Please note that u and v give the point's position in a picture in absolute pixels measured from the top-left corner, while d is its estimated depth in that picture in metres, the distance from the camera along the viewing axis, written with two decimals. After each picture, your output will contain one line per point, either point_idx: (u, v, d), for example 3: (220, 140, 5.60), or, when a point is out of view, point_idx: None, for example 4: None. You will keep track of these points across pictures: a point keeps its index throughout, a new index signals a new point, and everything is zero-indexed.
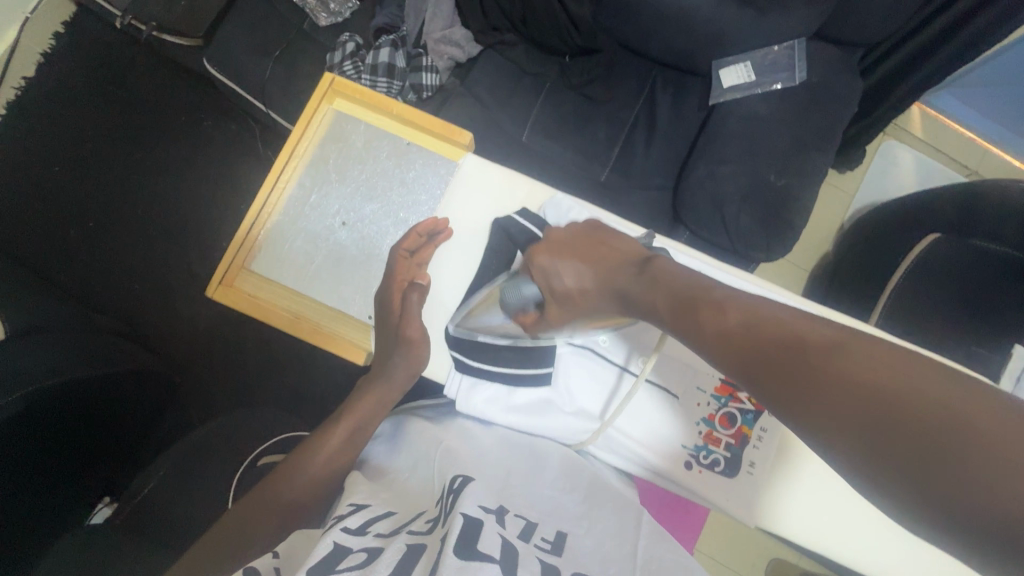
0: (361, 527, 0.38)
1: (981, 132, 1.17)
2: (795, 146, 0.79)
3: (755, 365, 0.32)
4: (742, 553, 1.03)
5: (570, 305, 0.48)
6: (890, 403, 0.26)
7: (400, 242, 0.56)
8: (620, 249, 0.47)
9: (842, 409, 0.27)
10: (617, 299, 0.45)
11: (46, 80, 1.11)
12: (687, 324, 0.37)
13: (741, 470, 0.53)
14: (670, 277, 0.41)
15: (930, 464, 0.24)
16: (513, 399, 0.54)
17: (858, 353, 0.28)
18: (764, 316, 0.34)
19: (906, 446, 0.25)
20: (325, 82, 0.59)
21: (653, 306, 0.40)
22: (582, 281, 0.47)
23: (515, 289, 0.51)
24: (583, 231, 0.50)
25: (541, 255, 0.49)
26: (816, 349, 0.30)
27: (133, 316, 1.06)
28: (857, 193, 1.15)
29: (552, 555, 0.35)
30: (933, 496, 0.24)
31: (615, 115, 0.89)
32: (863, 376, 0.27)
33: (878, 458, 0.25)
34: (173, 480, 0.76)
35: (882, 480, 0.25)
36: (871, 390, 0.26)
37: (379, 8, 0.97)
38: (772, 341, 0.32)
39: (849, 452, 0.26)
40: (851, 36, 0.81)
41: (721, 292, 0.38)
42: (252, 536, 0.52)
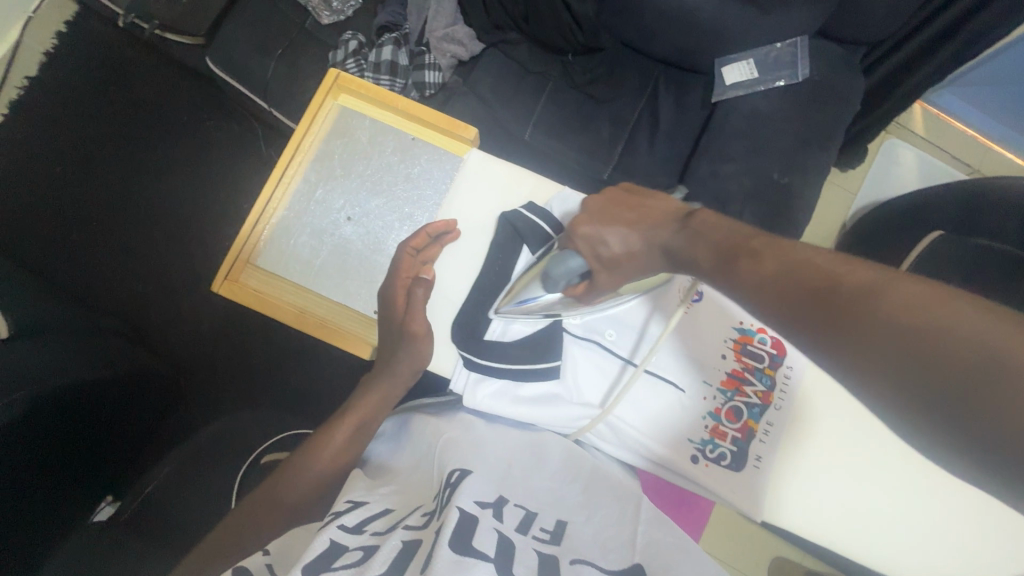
0: (358, 526, 0.38)
1: (983, 130, 1.17)
2: (799, 143, 0.79)
3: (794, 308, 0.33)
4: (746, 551, 1.03)
5: (618, 268, 0.47)
6: (935, 338, 0.27)
7: (409, 239, 0.55)
8: (656, 210, 0.48)
9: (887, 344, 0.28)
10: (666, 258, 0.45)
11: (49, 79, 1.11)
12: (728, 276, 0.38)
13: (748, 464, 0.53)
14: (713, 228, 0.42)
15: (973, 395, 0.25)
16: (520, 391, 0.54)
17: (897, 290, 0.29)
18: (802, 260, 0.34)
19: (950, 378, 0.26)
20: (329, 80, 0.60)
21: (696, 260, 0.42)
22: (629, 244, 0.46)
23: (561, 264, 0.48)
24: (617, 195, 0.50)
25: (583, 226, 0.48)
26: (856, 289, 0.31)
27: (136, 315, 1.06)
28: (859, 191, 1.15)
29: (551, 545, 0.35)
30: (967, 424, 0.25)
31: (618, 112, 0.89)
32: (904, 315, 0.28)
33: (920, 392, 0.27)
34: (174, 481, 0.76)
35: (918, 413, 0.27)
36: (913, 330, 0.27)
37: (382, 7, 0.98)
38: (812, 282, 0.33)
39: (888, 388, 0.28)
40: (854, 34, 0.81)
41: (759, 241, 0.39)
42: (255, 532, 0.52)
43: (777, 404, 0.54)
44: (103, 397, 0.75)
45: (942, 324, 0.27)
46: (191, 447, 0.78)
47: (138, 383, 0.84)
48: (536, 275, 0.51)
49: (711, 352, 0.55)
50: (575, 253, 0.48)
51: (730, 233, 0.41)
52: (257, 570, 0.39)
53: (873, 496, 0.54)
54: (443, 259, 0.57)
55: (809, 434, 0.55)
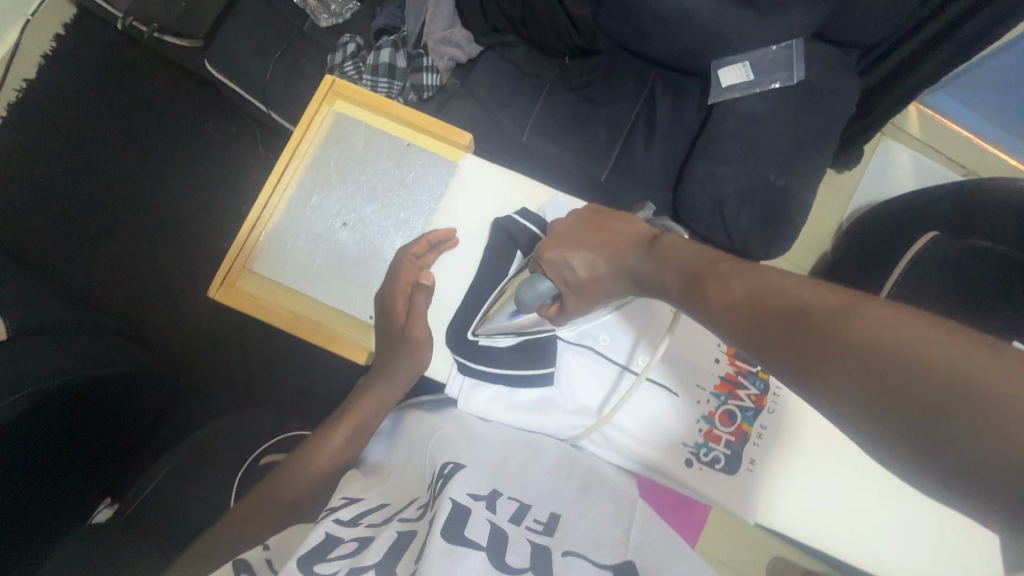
0: (353, 519, 0.39)
1: (981, 132, 1.17)
2: (794, 145, 0.79)
3: (761, 336, 0.32)
4: (743, 553, 1.03)
5: (585, 291, 0.49)
6: (894, 363, 0.25)
7: (408, 245, 0.56)
8: (621, 232, 0.49)
9: (847, 373, 0.27)
10: (630, 282, 0.46)
11: (48, 82, 1.12)
12: (699, 299, 0.38)
13: (742, 467, 0.53)
14: (675, 253, 0.42)
15: (937, 422, 0.24)
16: (515, 398, 0.54)
17: (857, 314, 0.28)
18: (770, 284, 0.34)
19: (912, 406, 0.25)
20: (323, 87, 0.60)
21: (663, 283, 0.42)
22: (594, 268, 0.48)
23: (531, 288, 0.50)
24: (585, 218, 0.51)
25: (550, 250, 0.49)
26: (818, 315, 0.30)
27: (135, 316, 1.07)
28: (856, 192, 1.15)
29: (544, 537, 0.36)
30: (936, 454, 0.24)
31: (614, 114, 0.89)
32: (862, 342, 0.27)
33: (884, 421, 0.26)
34: (172, 482, 0.76)
35: (888, 442, 0.26)
36: (872, 357, 0.26)
37: (380, 10, 0.98)
38: (776, 310, 0.32)
39: (855, 417, 0.27)
40: (849, 37, 0.81)
41: (727, 264, 0.38)
42: (249, 533, 0.52)
43: (770, 407, 0.55)
44: (102, 399, 0.76)
45: (907, 345, 0.26)
46: (192, 445, 0.79)
47: (136, 384, 0.84)
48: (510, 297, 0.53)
49: (705, 358, 0.55)
50: (545, 278, 0.50)
51: (693, 258, 0.41)
52: (256, 563, 0.40)
53: (866, 499, 0.54)
54: (439, 266, 0.57)
55: (802, 438, 0.55)
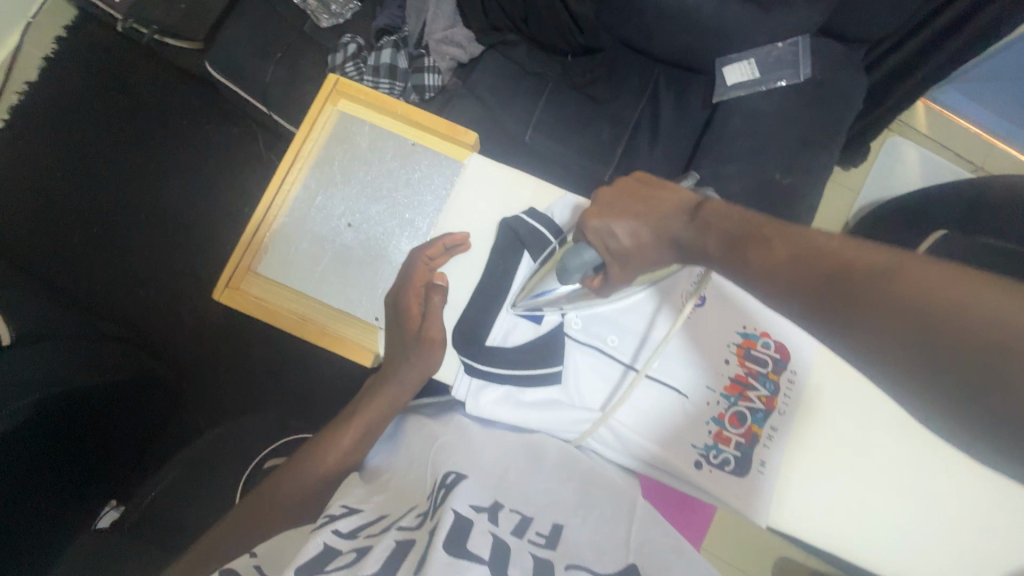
0: (351, 531, 0.38)
1: (988, 128, 1.16)
2: (799, 143, 0.78)
3: (805, 294, 0.33)
4: (752, 553, 1.03)
5: (629, 261, 0.47)
6: (942, 314, 0.27)
7: (423, 247, 0.55)
8: (661, 198, 0.46)
9: (895, 324, 0.28)
10: (674, 250, 0.45)
11: (49, 85, 1.11)
12: (737, 263, 0.38)
13: (752, 469, 0.53)
14: (721, 219, 0.41)
15: (984, 369, 0.26)
16: (523, 396, 0.53)
17: (906, 272, 0.29)
18: (813, 242, 0.34)
19: (959, 355, 0.26)
20: (330, 83, 0.59)
21: (706, 250, 0.41)
22: (638, 236, 0.45)
23: (575, 257, 0.47)
24: (621, 184, 0.49)
25: (593, 217, 0.47)
26: (865, 272, 0.30)
27: (138, 320, 1.06)
28: (862, 190, 1.15)
29: (547, 550, 0.35)
30: (978, 398, 0.26)
31: (618, 113, 0.89)
32: (913, 296, 0.28)
33: (930, 370, 0.27)
34: (175, 488, 0.75)
35: (930, 389, 0.27)
36: (922, 309, 0.27)
37: (381, 10, 0.98)
38: (822, 268, 0.33)
39: (898, 366, 0.28)
40: (855, 33, 0.80)
41: (768, 227, 0.38)
42: (256, 529, 0.53)
43: (780, 409, 0.54)
44: (106, 403, 0.76)
45: (958, 300, 0.27)
46: (195, 450, 0.78)
47: (139, 389, 0.84)
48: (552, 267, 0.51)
49: (714, 357, 0.55)
50: (590, 245, 0.47)
51: (727, 223, 0.40)
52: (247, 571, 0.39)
53: (876, 498, 0.53)
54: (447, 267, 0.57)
55: (811, 438, 0.54)
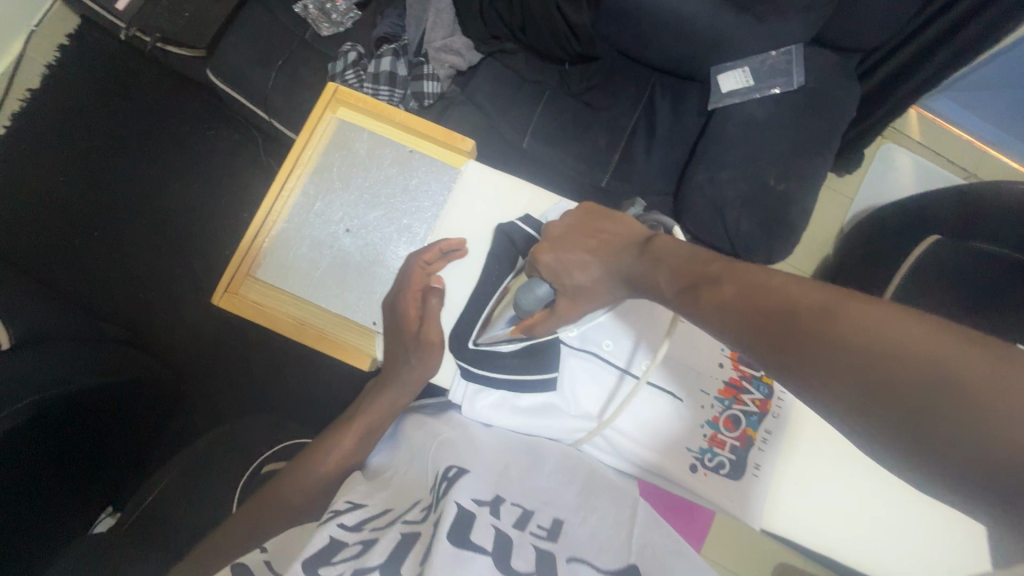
0: (357, 524, 0.39)
1: (982, 135, 1.17)
2: (794, 150, 0.79)
3: (754, 335, 0.33)
4: (749, 558, 1.03)
5: (585, 296, 0.49)
6: (875, 356, 0.27)
7: (420, 252, 0.56)
8: (615, 234, 0.49)
9: (835, 367, 0.28)
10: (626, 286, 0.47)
11: (51, 92, 1.12)
12: (691, 305, 0.39)
13: (746, 473, 0.53)
14: (671, 256, 0.43)
15: (924, 412, 0.25)
16: (519, 401, 0.54)
17: (842, 312, 0.29)
18: (759, 283, 0.34)
19: (896, 397, 0.26)
20: (329, 92, 0.61)
21: (655, 286, 0.43)
22: (591, 272, 0.48)
23: (529, 294, 0.50)
24: (580, 216, 0.52)
25: (545, 254, 0.50)
26: (804, 314, 0.30)
27: (138, 324, 1.07)
28: (857, 196, 1.16)
29: (548, 542, 0.36)
30: (921, 440, 0.25)
31: (614, 120, 0.90)
32: (850, 338, 0.28)
33: (873, 414, 0.26)
34: (179, 488, 0.77)
35: (875, 432, 0.27)
36: (858, 351, 0.27)
37: (380, 19, 1.00)
38: (766, 311, 0.33)
39: (844, 411, 0.28)
40: (847, 42, 0.81)
41: (719, 266, 0.38)
42: (253, 535, 0.52)
43: (774, 412, 0.55)
44: (105, 406, 0.76)
45: (892, 344, 0.26)
46: (196, 454, 0.79)
47: (137, 393, 0.84)
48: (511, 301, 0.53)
49: (707, 361, 0.55)
50: (546, 287, 0.50)
51: (670, 256, 0.43)
52: (257, 567, 0.40)
53: (868, 498, 0.54)
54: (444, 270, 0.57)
55: (804, 439, 0.55)
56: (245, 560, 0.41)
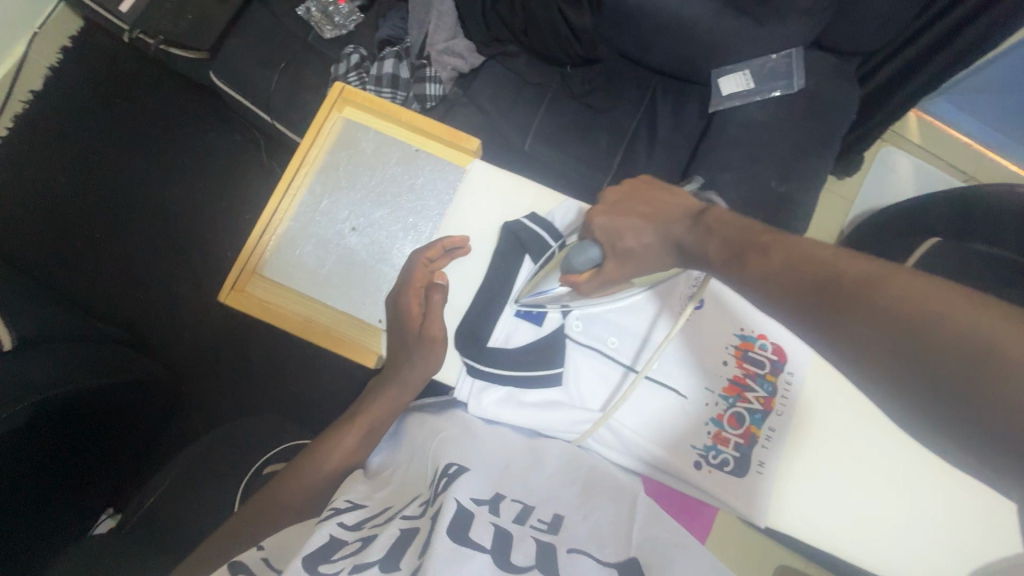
0: (356, 523, 0.39)
1: (981, 139, 1.18)
2: (795, 152, 0.79)
3: (800, 297, 0.34)
4: (750, 558, 1.03)
5: (631, 261, 0.48)
6: (921, 320, 0.29)
7: (422, 249, 0.56)
8: (670, 204, 0.49)
9: (880, 330, 0.30)
10: (677, 253, 0.46)
11: (54, 93, 1.13)
12: (735, 271, 0.40)
13: (750, 470, 0.53)
14: (724, 225, 0.43)
15: (958, 374, 0.27)
16: (525, 397, 0.54)
17: (890, 281, 0.31)
18: (807, 251, 0.36)
19: (935, 360, 0.28)
20: (335, 93, 0.61)
21: (705, 253, 0.43)
22: (643, 236, 0.47)
23: (580, 253, 0.49)
24: (640, 186, 0.51)
25: (599, 217, 0.49)
26: (853, 281, 0.32)
27: (139, 326, 1.07)
28: (856, 199, 1.16)
29: (548, 534, 0.36)
30: (955, 401, 0.27)
31: (617, 122, 0.90)
32: (897, 303, 0.30)
33: (912, 375, 0.29)
34: (175, 492, 0.76)
35: (912, 393, 0.29)
36: (903, 316, 0.29)
37: (383, 22, 1.00)
38: (814, 276, 0.34)
39: (884, 371, 0.30)
40: (847, 45, 0.82)
41: (767, 236, 0.40)
42: (255, 530, 0.52)
43: (778, 410, 0.55)
44: (106, 407, 0.76)
45: (937, 313, 0.28)
46: (195, 454, 0.78)
47: (138, 393, 0.84)
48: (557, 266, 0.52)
49: (713, 358, 0.55)
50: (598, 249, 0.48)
51: (713, 228, 0.43)
52: (256, 564, 0.40)
53: (871, 495, 0.54)
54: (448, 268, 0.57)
55: (808, 437, 0.55)
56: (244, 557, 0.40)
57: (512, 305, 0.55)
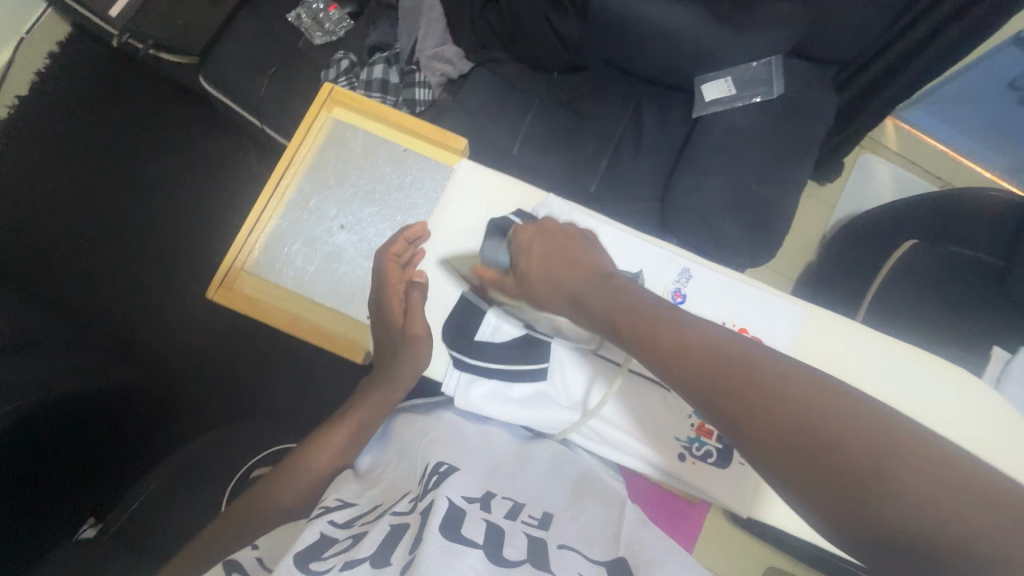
0: (346, 522, 0.41)
1: (956, 146, 1.21)
2: (775, 155, 0.82)
3: (712, 391, 0.36)
4: (739, 562, 1.03)
5: (524, 286, 0.50)
6: (819, 436, 0.32)
7: (387, 247, 0.58)
8: (582, 258, 0.49)
9: (787, 442, 0.32)
10: (569, 299, 0.47)
11: (40, 98, 1.12)
12: (649, 348, 0.40)
13: (733, 461, 0.54)
14: (631, 301, 0.43)
15: (850, 493, 0.30)
16: (511, 392, 0.55)
17: (794, 390, 0.34)
18: (721, 343, 0.38)
19: (831, 477, 0.31)
20: (324, 93, 0.62)
21: (613, 323, 0.43)
22: (541, 266, 0.49)
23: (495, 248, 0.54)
24: (558, 233, 0.51)
25: (524, 234, 0.51)
26: (759, 386, 0.34)
27: (122, 331, 1.06)
28: (837, 205, 1.20)
29: (539, 529, 0.38)
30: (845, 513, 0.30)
31: (603, 127, 0.92)
32: (796, 417, 0.32)
33: (811, 486, 0.31)
34: (160, 493, 0.75)
35: (810, 498, 0.32)
36: (805, 433, 0.32)
37: (373, 28, 1.01)
38: (726, 373, 0.36)
39: (787, 479, 0.32)
40: (825, 53, 0.85)
41: (681, 314, 0.41)
42: (242, 530, 0.51)
43: None
44: (91, 410, 0.75)
45: (833, 428, 0.32)
46: (180, 458, 0.78)
47: (122, 399, 0.83)
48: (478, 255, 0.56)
49: None
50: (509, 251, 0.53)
51: (614, 297, 0.44)
52: (250, 566, 0.40)
53: None
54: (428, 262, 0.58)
55: None
56: (239, 556, 0.41)
57: (490, 309, 0.55)
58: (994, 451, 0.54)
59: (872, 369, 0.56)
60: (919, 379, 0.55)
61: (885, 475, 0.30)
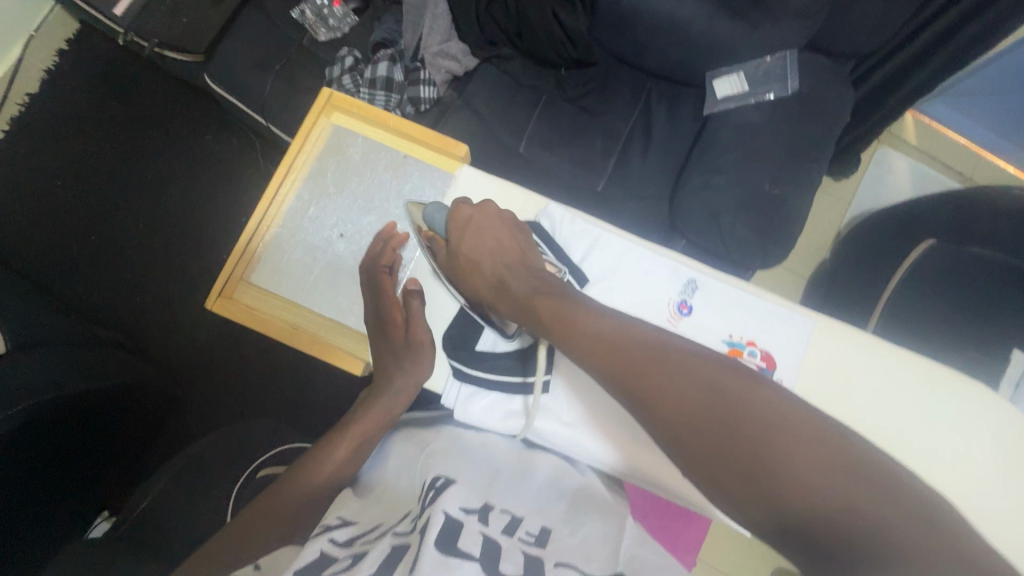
0: (347, 540, 0.41)
1: (978, 140, 1.17)
2: (790, 153, 0.79)
3: (619, 375, 0.40)
4: (746, 563, 1.02)
5: (454, 260, 0.53)
6: (706, 418, 0.36)
7: (377, 257, 0.57)
8: (511, 245, 0.51)
9: (682, 425, 0.37)
10: (496, 283, 0.50)
11: (50, 96, 1.13)
12: (566, 336, 0.44)
13: None
14: (546, 292, 0.47)
15: (738, 473, 0.34)
16: (511, 405, 0.54)
17: (692, 377, 0.38)
18: (634, 332, 0.42)
19: (721, 457, 0.35)
20: (322, 98, 0.61)
21: (530, 308, 0.47)
22: (471, 248, 0.52)
23: (436, 213, 0.56)
24: (493, 216, 0.53)
25: (463, 212, 0.53)
26: (658, 372, 0.39)
27: (134, 328, 1.07)
28: (853, 200, 1.17)
29: (536, 546, 0.37)
30: (735, 491, 0.34)
31: (611, 124, 0.90)
32: (690, 402, 0.37)
33: (704, 466, 0.35)
34: (170, 491, 0.77)
35: (703, 478, 0.36)
36: (698, 418, 0.36)
37: (378, 25, 1.00)
38: (633, 359, 0.40)
39: (686, 458, 0.36)
40: (843, 48, 0.82)
41: (600, 306, 0.46)
42: (239, 550, 0.50)
43: None
44: (102, 409, 0.76)
45: (725, 413, 0.36)
46: (190, 456, 0.80)
47: (133, 396, 0.84)
48: (417, 214, 0.58)
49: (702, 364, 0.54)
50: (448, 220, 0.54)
51: (537, 286, 0.48)
52: None
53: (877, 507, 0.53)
54: (411, 265, 0.59)
55: None
56: None
57: (487, 328, 0.54)
58: (1010, 461, 0.52)
59: (880, 381, 0.54)
60: (930, 389, 0.54)
61: (770, 456, 0.33)
